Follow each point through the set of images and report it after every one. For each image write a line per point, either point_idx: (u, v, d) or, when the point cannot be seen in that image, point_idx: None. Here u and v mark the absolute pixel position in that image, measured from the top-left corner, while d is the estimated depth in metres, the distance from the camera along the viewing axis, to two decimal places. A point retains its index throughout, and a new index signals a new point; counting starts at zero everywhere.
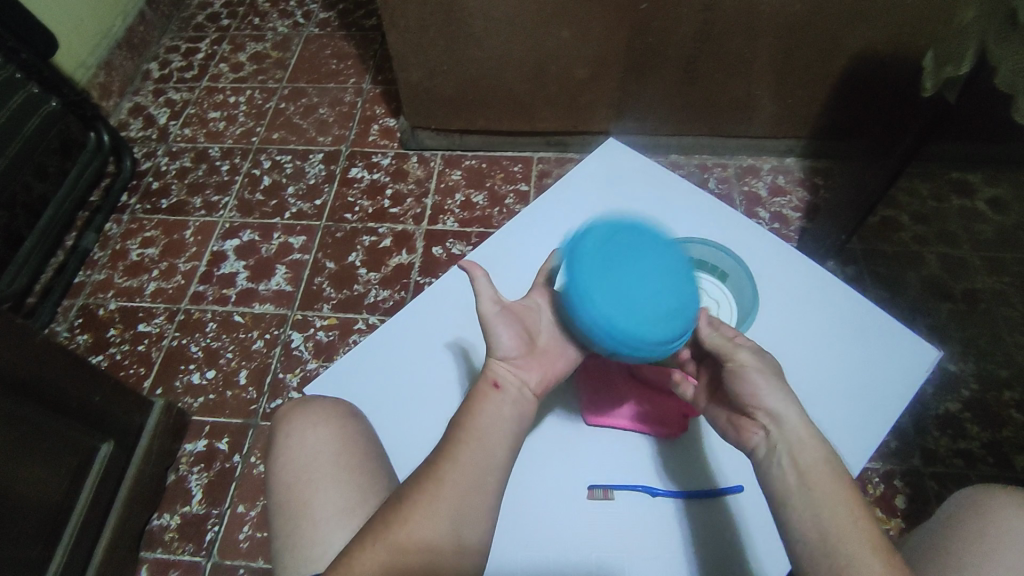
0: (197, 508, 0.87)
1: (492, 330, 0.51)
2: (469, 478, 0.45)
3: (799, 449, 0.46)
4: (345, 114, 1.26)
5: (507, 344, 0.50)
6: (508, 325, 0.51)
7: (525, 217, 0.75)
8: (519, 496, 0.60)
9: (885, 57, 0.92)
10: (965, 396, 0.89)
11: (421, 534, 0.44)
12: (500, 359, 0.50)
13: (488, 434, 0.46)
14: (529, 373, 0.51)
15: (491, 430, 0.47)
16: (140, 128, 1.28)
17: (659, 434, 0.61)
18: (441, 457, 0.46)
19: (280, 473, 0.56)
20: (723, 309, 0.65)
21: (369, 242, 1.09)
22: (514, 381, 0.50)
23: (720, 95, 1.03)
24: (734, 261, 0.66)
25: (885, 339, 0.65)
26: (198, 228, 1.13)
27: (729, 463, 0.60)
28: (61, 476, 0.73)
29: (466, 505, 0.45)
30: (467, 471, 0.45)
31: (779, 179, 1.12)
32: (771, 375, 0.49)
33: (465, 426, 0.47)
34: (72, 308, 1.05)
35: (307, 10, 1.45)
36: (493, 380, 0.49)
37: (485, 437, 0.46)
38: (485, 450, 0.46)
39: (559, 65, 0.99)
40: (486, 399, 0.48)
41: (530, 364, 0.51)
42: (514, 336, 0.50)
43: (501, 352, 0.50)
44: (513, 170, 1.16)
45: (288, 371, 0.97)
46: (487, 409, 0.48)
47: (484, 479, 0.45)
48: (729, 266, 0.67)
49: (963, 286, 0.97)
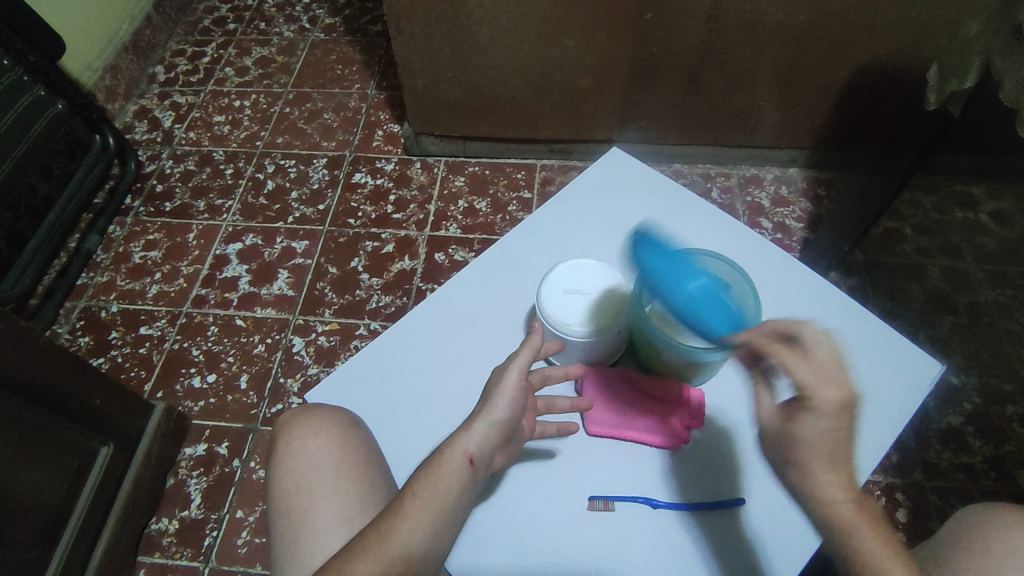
0: (196, 512, 0.86)
1: (496, 396, 0.52)
2: (409, 535, 0.45)
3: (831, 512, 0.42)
4: (349, 119, 1.27)
5: (497, 418, 0.51)
6: (510, 399, 0.51)
7: (528, 226, 0.75)
8: (517, 488, 0.58)
9: (890, 69, 0.92)
10: (968, 410, 0.89)
11: (395, 543, 0.45)
12: (478, 431, 0.50)
13: (435, 501, 0.46)
14: (496, 452, 0.51)
15: (441, 498, 0.47)
16: (144, 131, 1.29)
17: (660, 445, 0.59)
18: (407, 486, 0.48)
19: (281, 480, 0.56)
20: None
21: (372, 247, 1.09)
22: (485, 458, 0.50)
23: (724, 106, 1.03)
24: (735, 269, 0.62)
25: (888, 353, 0.64)
26: (201, 231, 1.14)
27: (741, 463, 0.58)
28: (61, 479, 0.73)
29: (434, 518, 0.46)
30: (407, 534, 0.45)
31: (782, 189, 1.12)
32: (781, 451, 0.44)
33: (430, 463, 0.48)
34: (73, 311, 1.05)
35: (312, 15, 1.46)
36: (465, 452, 0.49)
37: (435, 493, 0.47)
38: (433, 501, 0.46)
39: (564, 74, 0.99)
40: (450, 468, 0.48)
41: (502, 444, 0.52)
42: (509, 411, 0.51)
43: (490, 424, 0.50)
44: (517, 176, 1.16)
45: (288, 376, 0.97)
46: (443, 474, 0.48)
47: (412, 549, 0.45)
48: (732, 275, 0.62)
49: (966, 299, 0.97)
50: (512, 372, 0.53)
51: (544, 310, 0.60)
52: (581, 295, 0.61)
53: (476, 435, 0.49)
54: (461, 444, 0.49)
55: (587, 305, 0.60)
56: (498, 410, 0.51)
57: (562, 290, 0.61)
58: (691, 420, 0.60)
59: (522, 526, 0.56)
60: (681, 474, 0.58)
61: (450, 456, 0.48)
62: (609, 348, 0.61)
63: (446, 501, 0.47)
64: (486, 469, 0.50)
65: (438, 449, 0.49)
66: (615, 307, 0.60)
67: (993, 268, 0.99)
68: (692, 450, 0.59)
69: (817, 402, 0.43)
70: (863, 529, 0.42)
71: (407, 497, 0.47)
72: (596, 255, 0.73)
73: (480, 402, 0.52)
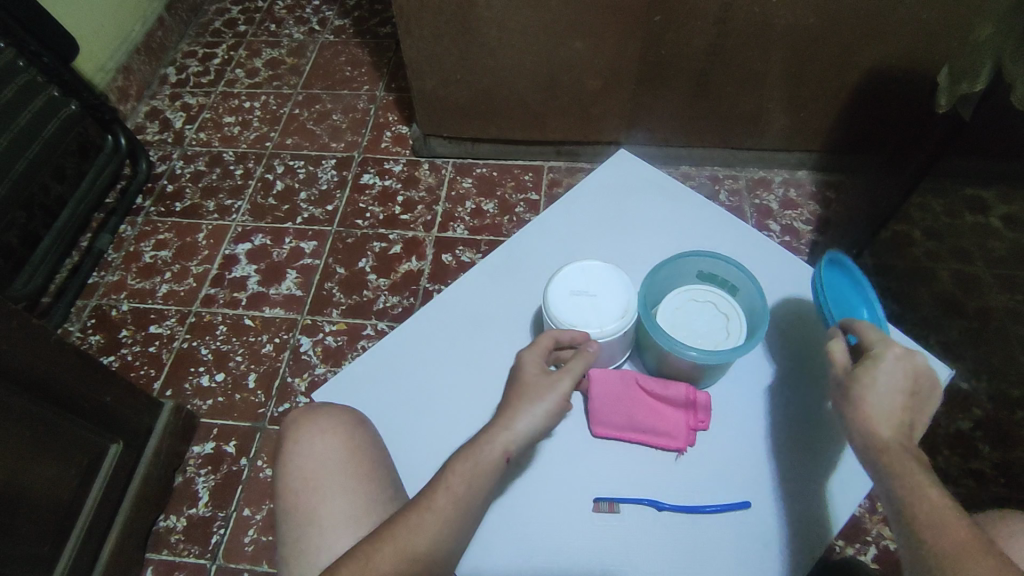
0: (203, 510, 0.87)
1: (538, 399, 0.52)
2: (434, 528, 0.46)
3: (891, 458, 0.43)
4: (358, 120, 1.27)
5: (538, 423, 0.51)
6: (551, 404, 0.52)
7: (535, 228, 0.76)
8: (528, 488, 0.59)
9: (900, 71, 0.92)
10: (978, 415, 0.88)
11: (421, 536, 0.45)
12: (521, 431, 0.51)
13: (468, 494, 0.48)
14: (524, 449, 0.53)
15: (473, 490, 0.48)
16: (156, 131, 1.30)
17: (668, 447, 0.60)
18: (442, 475, 0.48)
19: (288, 478, 0.56)
20: (732, 323, 0.60)
21: (379, 248, 1.10)
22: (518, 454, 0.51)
23: (732, 108, 1.03)
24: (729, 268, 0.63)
25: None
26: (210, 231, 1.15)
27: (749, 468, 0.60)
28: (70, 476, 0.73)
29: (461, 514, 0.47)
30: (436, 525, 0.46)
31: (790, 192, 1.11)
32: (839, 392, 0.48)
33: (469, 453, 0.49)
34: (85, 309, 1.07)
35: (322, 17, 1.47)
36: (505, 451, 0.50)
37: (464, 485, 0.48)
38: (463, 493, 0.47)
39: (572, 76, 1.00)
40: (488, 460, 0.49)
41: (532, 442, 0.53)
42: (548, 416, 0.52)
43: (529, 425, 0.51)
44: (524, 178, 1.16)
45: (296, 375, 0.97)
46: (482, 465, 0.49)
47: (437, 543, 0.45)
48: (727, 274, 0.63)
49: (976, 303, 0.95)
50: (565, 379, 0.53)
51: (550, 314, 0.57)
52: (588, 297, 0.57)
53: (516, 435, 0.51)
54: (503, 442, 0.50)
55: (594, 308, 0.57)
56: (544, 414, 0.52)
57: (568, 293, 0.58)
58: (698, 422, 0.60)
59: (528, 527, 0.58)
60: (688, 477, 0.59)
61: (490, 449, 0.49)
62: (619, 352, 0.60)
63: (475, 497, 0.48)
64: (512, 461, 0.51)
65: (475, 437, 0.51)
66: (623, 310, 0.57)
67: None
68: (699, 453, 0.60)
69: (886, 355, 0.47)
70: (924, 481, 0.42)
71: (440, 489, 0.47)
72: (603, 256, 0.73)
73: (515, 400, 0.52)
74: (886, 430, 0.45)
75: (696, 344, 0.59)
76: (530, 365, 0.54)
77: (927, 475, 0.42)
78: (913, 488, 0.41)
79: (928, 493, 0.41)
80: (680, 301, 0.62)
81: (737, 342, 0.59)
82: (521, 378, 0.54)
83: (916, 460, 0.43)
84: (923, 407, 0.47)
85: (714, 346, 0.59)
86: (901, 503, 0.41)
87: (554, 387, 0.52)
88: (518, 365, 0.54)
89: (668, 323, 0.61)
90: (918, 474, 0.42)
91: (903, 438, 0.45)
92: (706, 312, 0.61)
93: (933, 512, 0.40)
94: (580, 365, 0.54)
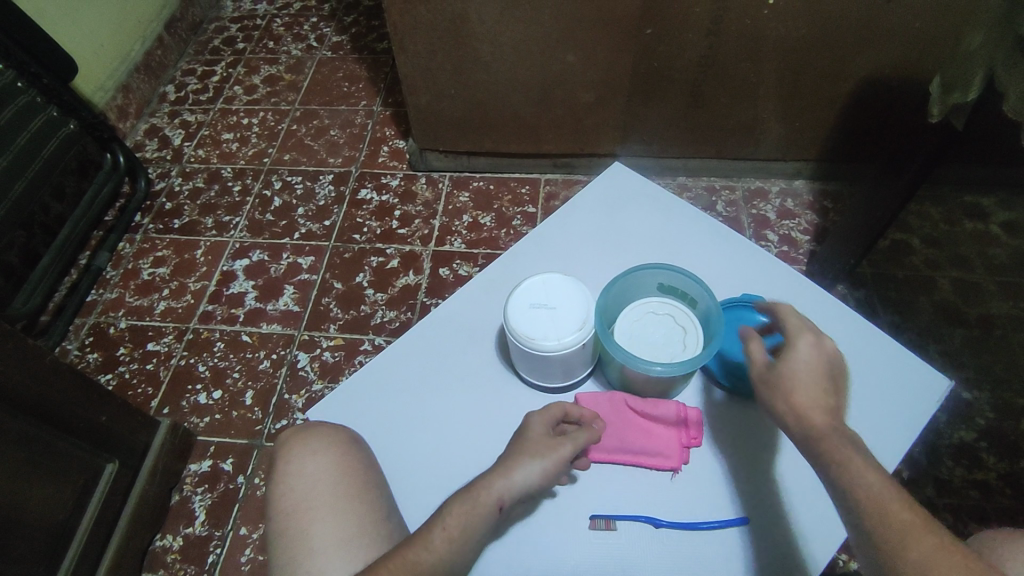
0: (200, 529, 0.86)
1: (538, 457, 0.51)
2: (440, 552, 0.46)
3: (830, 435, 0.46)
4: (356, 135, 1.28)
5: (533, 480, 0.51)
6: (549, 465, 0.51)
7: (530, 242, 0.75)
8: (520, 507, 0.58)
9: (893, 80, 0.92)
10: (981, 426, 0.87)
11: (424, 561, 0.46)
12: (515, 484, 0.50)
13: (465, 533, 0.47)
14: (516, 504, 0.52)
15: (467, 532, 0.47)
16: (155, 148, 1.31)
17: (664, 467, 0.58)
18: (445, 509, 0.49)
19: (279, 501, 0.55)
20: (689, 336, 0.60)
21: (376, 263, 1.10)
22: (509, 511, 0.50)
23: (727, 119, 1.03)
24: (676, 273, 0.62)
25: (894, 370, 0.63)
26: (208, 248, 1.15)
27: (744, 480, 0.58)
28: (65, 497, 0.73)
29: (460, 545, 0.47)
30: (431, 564, 0.45)
31: (788, 202, 1.11)
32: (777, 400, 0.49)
33: (470, 492, 0.49)
34: (83, 327, 1.07)
35: (320, 34, 1.49)
36: (499, 500, 0.49)
37: (465, 521, 0.48)
38: (464, 527, 0.47)
39: (567, 89, 1.00)
40: (484, 504, 0.49)
41: (528, 497, 0.52)
42: (544, 476, 0.51)
43: (524, 484, 0.50)
44: (521, 192, 1.16)
45: (293, 392, 0.97)
46: (479, 506, 0.48)
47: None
48: (674, 279, 0.63)
49: (977, 311, 0.96)
50: (566, 446, 0.53)
51: (509, 327, 0.57)
52: (547, 309, 0.57)
53: (512, 487, 0.50)
54: (499, 491, 0.49)
55: (553, 320, 0.56)
56: (537, 476, 0.51)
57: (528, 305, 0.57)
58: (690, 440, 0.59)
59: (523, 546, 0.56)
60: (684, 495, 0.57)
61: (485, 496, 0.49)
62: (579, 364, 0.60)
63: (472, 537, 0.48)
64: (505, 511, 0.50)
65: (471, 481, 0.51)
66: (581, 322, 0.56)
67: (1002, 280, 0.97)
68: (696, 470, 0.58)
69: (806, 352, 0.50)
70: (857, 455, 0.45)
71: (438, 528, 0.47)
72: (600, 268, 0.73)
73: (514, 456, 0.52)
74: (822, 411, 0.48)
75: (653, 357, 0.59)
76: (537, 425, 0.54)
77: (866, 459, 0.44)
78: (862, 484, 0.43)
79: (878, 488, 0.43)
80: (635, 315, 0.63)
81: (693, 353, 0.59)
82: (525, 435, 0.53)
83: (852, 441, 0.46)
84: (844, 391, 0.51)
85: (669, 358, 0.59)
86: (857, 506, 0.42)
87: (554, 451, 0.52)
88: (525, 424, 0.54)
89: (626, 337, 0.61)
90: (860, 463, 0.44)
91: (837, 417, 0.48)
92: (664, 324, 0.61)
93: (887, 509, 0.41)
94: (583, 437, 0.54)
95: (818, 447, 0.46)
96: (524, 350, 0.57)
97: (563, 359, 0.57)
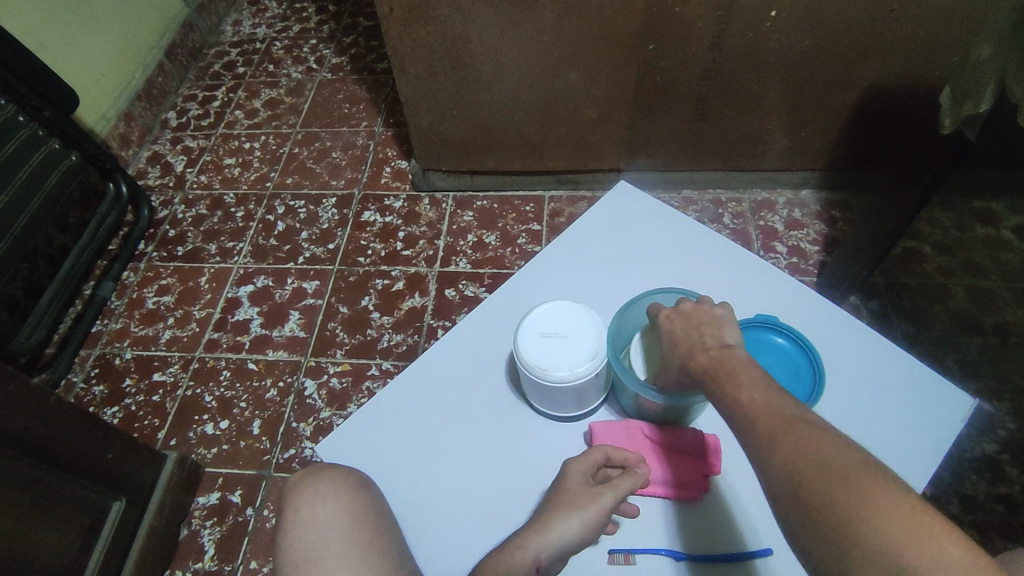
0: (209, 564, 0.85)
1: (577, 510, 0.50)
2: None
3: (713, 379, 0.45)
4: (358, 157, 1.28)
5: (573, 535, 0.49)
6: (589, 517, 0.50)
7: (536, 265, 0.74)
8: None
9: (899, 88, 0.91)
10: (1003, 437, 0.85)
11: None
12: (553, 540, 0.49)
13: None
14: (557, 565, 0.51)
15: None
16: (157, 176, 1.31)
17: (685, 497, 0.56)
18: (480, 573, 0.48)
19: (289, 549, 0.53)
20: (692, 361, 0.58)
21: (382, 285, 1.09)
22: (551, 567, 0.49)
23: (731, 131, 1.02)
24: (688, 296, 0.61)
25: (914, 389, 0.61)
26: (213, 274, 1.14)
27: (768, 508, 0.55)
28: (73, 537, 0.72)
29: None
30: None
31: (795, 212, 1.10)
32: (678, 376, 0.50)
33: (504, 554, 0.48)
34: (88, 358, 1.06)
35: (320, 56, 1.49)
36: (536, 558, 0.48)
37: None
38: None
39: (568, 107, 0.99)
40: (520, 564, 0.47)
41: (571, 554, 0.51)
42: (584, 530, 0.50)
43: (563, 538, 0.49)
44: (525, 210, 1.16)
45: (301, 420, 0.95)
46: (513, 569, 0.47)
47: None
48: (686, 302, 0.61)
49: (994, 319, 0.94)
50: (606, 494, 0.51)
51: (520, 356, 0.56)
52: (559, 338, 0.56)
53: (550, 543, 0.49)
54: (535, 548, 0.48)
55: (565, 349, 0.55)
56: (576, 529, 0.50)
57: (539, 334, 0.56)
58: (710, 469, 0.57)
59: None
60: (702, 524, 0.55)
61: (521, 555, 0.48)
62: (592, 393, 0.59)
63: None
64: (547, 568, 0.49)
65: (509, 541, 0.50)
66: (595, 350, 0.55)
67: (1018, 286, 0.96)
68: (715, 497, 0.56)
69: (669, 322, 0.52)
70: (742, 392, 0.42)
71: None
72: (608, 290, 0.71)
73: (553, 509, 0.51)
74: (701, 357, 0.47)
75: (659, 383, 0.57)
76: (575, 474, 0.53)
77: (770, 392, 0.42)
78: (821, 482, 0.36)
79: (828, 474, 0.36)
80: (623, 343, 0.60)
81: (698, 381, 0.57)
82: (564, 485, 0.53)
83: (738, 369, 0.44)
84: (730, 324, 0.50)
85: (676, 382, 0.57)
86: (833, 519, 0.34)
87: (592, 501, 0.51)
88: (563, 474, 0.54)
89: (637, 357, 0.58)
90: (805, 444, 0.37)
91: (715, 354, 0.47)
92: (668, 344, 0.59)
93: (872, 511, 0.33)
94: (624, 482, 0.52)
95: (753, 430, 0.40)
96: (536, 381, 0.56)
97: (578, 389, 0.56)
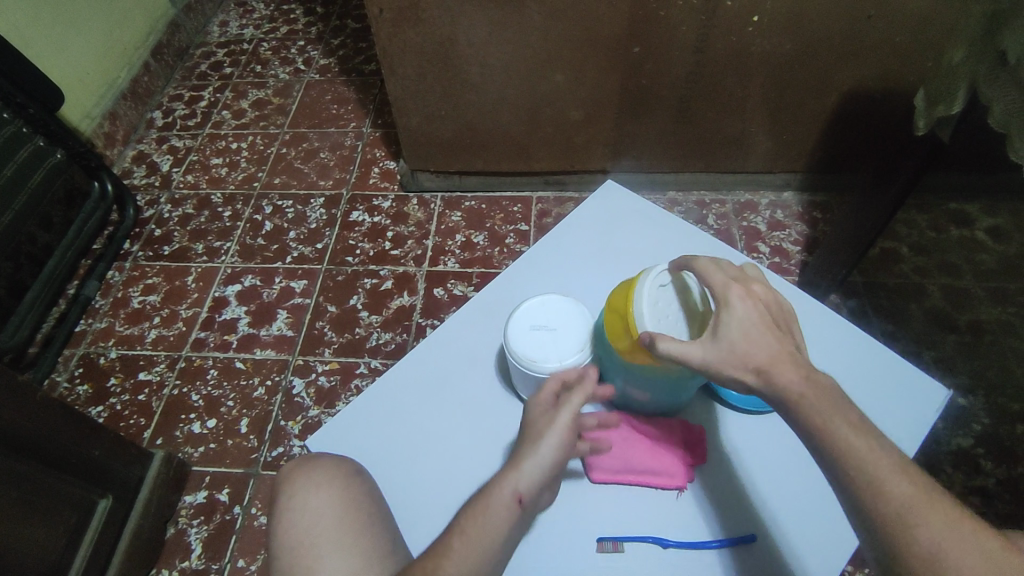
0: (196, 563, 0.85)
1: (543, 435, 0.50)
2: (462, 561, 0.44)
3: (808, 398, 0.42)
4: (346, 157, 1.28)
5: (544, 462, 0.49)
6: (556, 440, 0.50)
7: (525, 262, 0.75)
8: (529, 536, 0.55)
9: (876, 93, 0.94)
10: (978, 431, 0.87)
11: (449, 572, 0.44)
12: (526, 472, 0.49)
13: (483, 535, 0.46)
14: (540, 494, 0.50)
15: (486, 536, 0.46)
16: (143, 175, 1.30)
17: (671, 486, 0.57)
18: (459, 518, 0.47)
19: (282, 539, 0.53)
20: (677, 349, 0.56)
21: (370, 285, 1.09)
22: (532, 495, 0.49)
23: (714, 134, 1.04)
24: None
25: (891, 381, 0.63)
26: (199, 274, 1.14)
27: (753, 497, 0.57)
28: (59, 535, 0.71)
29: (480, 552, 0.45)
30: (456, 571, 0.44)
31: (777, 214, 1.12)
32: (738, 367, 0.45)
33: (483, 496, 0.48)
34: (72, 358, 1.05)
35: (307, 58, 1.49)
36: (515, 493, 0.48)
37: (481, 529, 0.46)
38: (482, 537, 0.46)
39: (555, 108, 1.01)
40: (499, 503, 0.47)
41: (549, 481, 0.51)
42: (555, 453, 0.50)
43: (536, 466, 0.49)
44: (513, 210, 1.17)
45: (289, 418, 0.95)
46: (492, 508, 0.47)
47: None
48: None
49: (968, 318, 0.97)
50: (567, 411, 0.51)
51: (510, 347, 0.58)
52: (548, 331, 0.58)
53: (525, 475, 0.49)
54: (510, 484, 0.48)
55: (553, 342, 0.57)
56: (546, 453, 0.49)
57: (529, 326, 0.58)
58: (695, 459, 0.58)
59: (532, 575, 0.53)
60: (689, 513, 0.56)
61: (498, 494, 0.48)
62: None
63: (494, 539, 0.46)
64: (530, 497, 0.49)
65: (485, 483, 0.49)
66: (582, 344, 0.57)
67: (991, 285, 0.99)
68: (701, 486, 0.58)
69: (741, 307, 0.47)
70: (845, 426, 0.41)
71: (455, 536, 0.46)
72: (595, 287, 0.73)
73: (521, 444, 0.51)
74: (789, 365, 0.44)
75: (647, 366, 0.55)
76: (536, 404, 0.53)
77: (858, 421, 0.41)
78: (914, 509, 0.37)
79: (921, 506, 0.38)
80: (620, 304, 0.56)
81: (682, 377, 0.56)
82: (528, 419, 0.52)
83: (828, 391, 0.43)
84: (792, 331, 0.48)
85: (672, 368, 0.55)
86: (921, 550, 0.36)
87: (555, 421, 0.51)
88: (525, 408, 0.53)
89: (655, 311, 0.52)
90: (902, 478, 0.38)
91: (802, 367, 0.44)
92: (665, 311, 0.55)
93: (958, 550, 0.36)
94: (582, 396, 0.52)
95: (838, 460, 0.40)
96: (524, 372, 0.57)
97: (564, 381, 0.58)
